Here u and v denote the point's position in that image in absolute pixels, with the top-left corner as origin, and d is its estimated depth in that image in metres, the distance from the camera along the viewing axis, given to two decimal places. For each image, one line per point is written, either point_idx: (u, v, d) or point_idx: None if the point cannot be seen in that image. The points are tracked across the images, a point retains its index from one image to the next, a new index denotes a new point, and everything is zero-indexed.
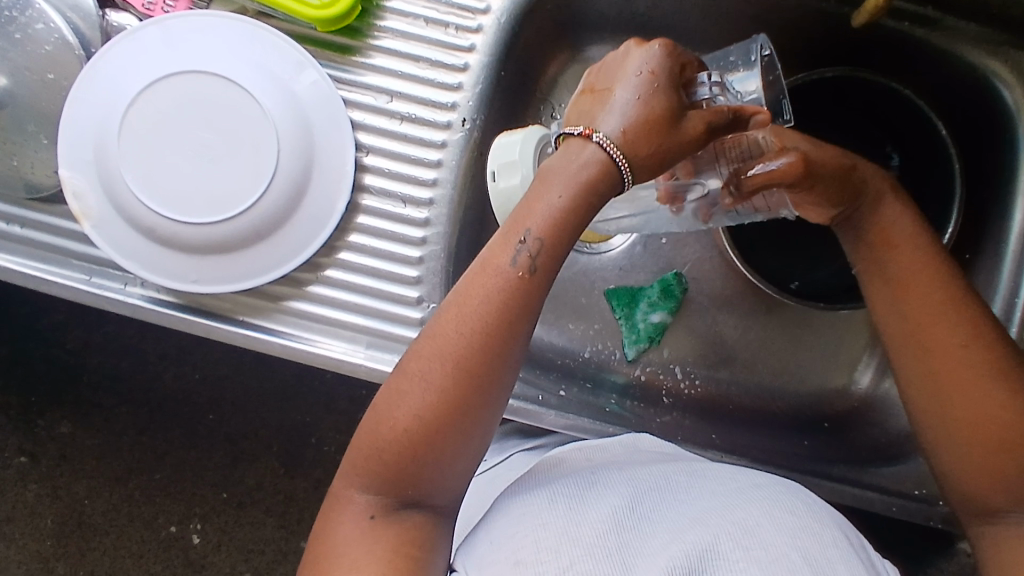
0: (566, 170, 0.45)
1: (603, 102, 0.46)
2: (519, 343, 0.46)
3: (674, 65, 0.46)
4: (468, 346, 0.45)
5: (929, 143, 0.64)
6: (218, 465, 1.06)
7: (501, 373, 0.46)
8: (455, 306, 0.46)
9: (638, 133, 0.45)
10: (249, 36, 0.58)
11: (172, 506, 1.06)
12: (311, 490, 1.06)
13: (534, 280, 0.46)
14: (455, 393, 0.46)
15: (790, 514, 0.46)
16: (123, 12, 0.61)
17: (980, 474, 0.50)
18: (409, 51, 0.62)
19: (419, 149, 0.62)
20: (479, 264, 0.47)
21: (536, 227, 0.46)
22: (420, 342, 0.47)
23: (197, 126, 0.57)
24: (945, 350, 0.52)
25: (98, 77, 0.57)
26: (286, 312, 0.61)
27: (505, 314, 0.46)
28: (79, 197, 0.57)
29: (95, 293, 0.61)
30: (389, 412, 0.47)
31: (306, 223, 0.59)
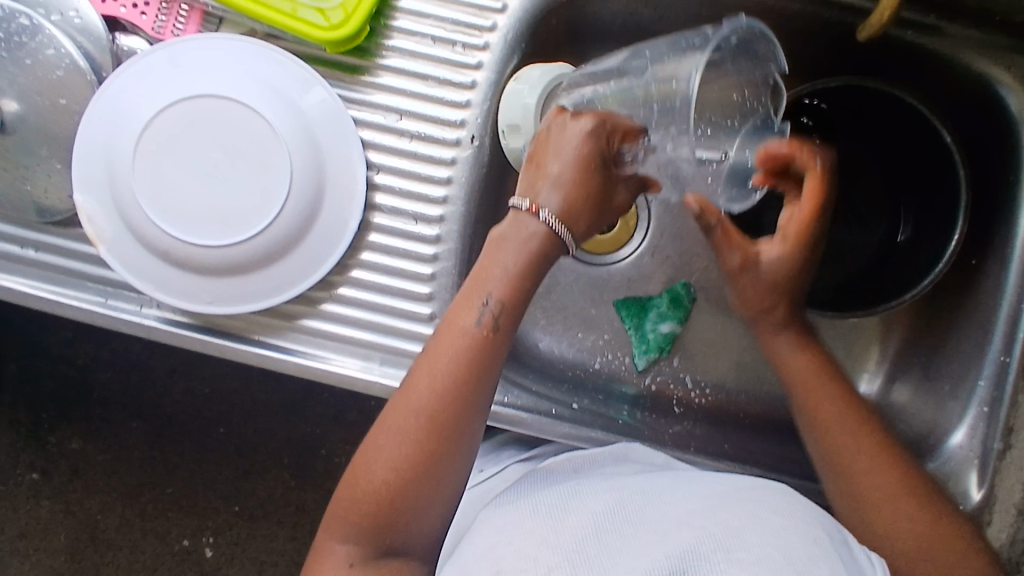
0: (515, 237, 0.54)
1: (546, 177, 0.55)
2: (485, 394, 0.51)
3: (604, 142, 0.56)
4: (441, 399, 0.51)
5: (934, 151, 0.63)
6: (229, 477, 1.07)
7: (470, 424, 0.51)
8: (424, 365, 0.52)
9: (579, 209, 0.55)
10: (258, 56, 0.59)
11: (184, 519, 1.07)
12: (322, 502, 1.07)
13: (495, 334, 0.52)
14: (428, 443, 0.50)
15: (773, 514, 0.46)
16: (133, 36, 0.61)
17: (910, 558, 0.53)
18: (416, 69, 0.62)
19: (429, 167, 0.63)
20: (445, 324, 0.52)
21: (494, 287, 0.52)
22: (392, 401, 0.52)
23: (201, 158, 0.57)
24: (852, 442, 0.58)
25: (109, 100, 0.57)
26: (299, 330, 0.62)
27: (471, 366, 0.51)
28: (92, 220, 0.58)
29: (110, 315, 0.61)
30: (369, 465, 0.51)
31: (317, 241, 0.60)
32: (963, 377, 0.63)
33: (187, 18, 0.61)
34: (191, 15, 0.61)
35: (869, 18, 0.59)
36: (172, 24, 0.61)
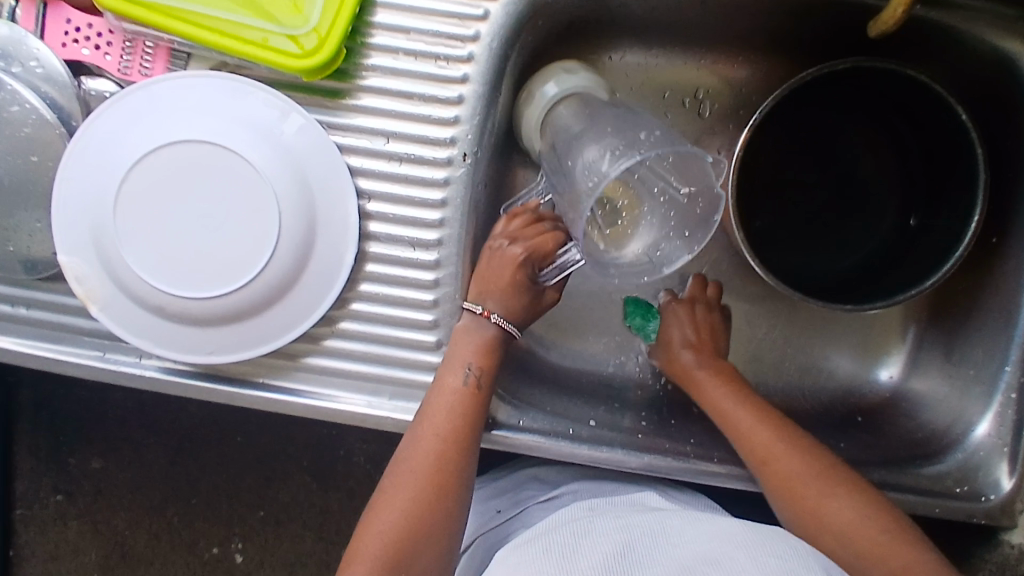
0: (478, 328, 0.59)
1: (495, 288, 0.61)
2: (476, 450, 0.57)
3: (534, 265, 0.62)
4: (444, 447, 0.55)
5: (948, 126, 0.58)
6: (252, 485, 1.07)
7: (468, 467, 0.57)
8: (418, 428, 0.56)
9: (521, 313, 0.63)
10: (231, 91, 0.56)
11: (212, 527, 1.07)
12: (345, 501, 1.07)
13: (479, 394, 0.58)
14: (430, 495, 0.55)
15: (776, 558, 0.45)
16: (100, 78, 0.58)
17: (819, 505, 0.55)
18: (400, 88, 0.59)
19: (421, 189, 0.60)
20: (433, 390, 0.57)
21: (471, 355, 0.58)
22: (393, 464, 0.57)
23: (179, 213, 0.55)
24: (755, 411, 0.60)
25: (83, 154, 0.55)
26: (304, 369, 0.61)
27: (463, 423, 0.56)
28: (81, 281, 0.56)
29: (110, 369, 0.60)
30: (377, 522, 0.54)
31: (315, 280, 0.58)
32: (987, 362, 0.62)
33: (153, 55, 0.58)
34: (157, 53, 0.58)
35: (877, 16, 0.55)
36: (139, 63, 0.58)
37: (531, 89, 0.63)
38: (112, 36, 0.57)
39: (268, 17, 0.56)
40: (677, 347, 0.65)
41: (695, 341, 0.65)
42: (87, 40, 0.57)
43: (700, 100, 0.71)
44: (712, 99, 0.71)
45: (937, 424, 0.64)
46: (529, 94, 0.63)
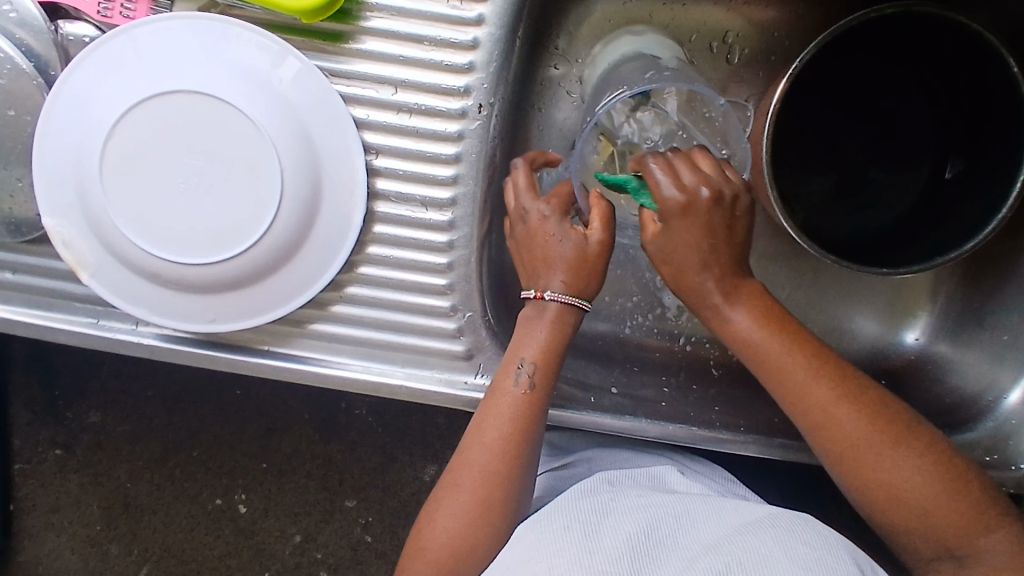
0: (541, 321, 0.54)
1: (546, 263, 0.54)
2: (532, 453, 0.54)
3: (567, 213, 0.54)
4: (496, 454, 0.53)
5: (999, 79, 0.53)
6: (254, 437, 1.05)
7: (524, 472, 0.53)
8: (473, 434, 0.54)
9: (579, 278, 0.53)
10: (221, 34, 0.51)
11: (214, 479, 1.05)
12: (348, 453, 1.05)
13: (537, 401, 0.54)
14: (483, 509, 0.52)
15: (801, 544, 0.44)
16: (78, 22, 0.53)
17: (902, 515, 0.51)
18: (408, 31, 0.54)
19: (432, 144, 0.55)
20: (491, 392, 0.54)
21: (530, 363, 0.53)
22: (449, 469, 0.55)
23: (179, 184, 0.51)
24: (831, 413, 0.51)
25: (66, 106, 0.51)
26: (312, 336, 0.58)
27: (517, 433, 0.53)
28: (70, 246, 0.52)
29: (106, 336, 0.57)
30: (432, 530, 0.53)
31: (322, 242, 0.54)
32: None
33: None
34: None
35: None
36: (120, 3, 0.52)
37: (607, 42, 0.63)
38: None
39: None
40: (686, 253, 0.51)
41: (714, 256, 0.51)
42: None
43: (728, 45, 0.66)
44: (743, 44, 0.66)
45: (967, 391, 0.62)
46: (601, 45, 0.63)
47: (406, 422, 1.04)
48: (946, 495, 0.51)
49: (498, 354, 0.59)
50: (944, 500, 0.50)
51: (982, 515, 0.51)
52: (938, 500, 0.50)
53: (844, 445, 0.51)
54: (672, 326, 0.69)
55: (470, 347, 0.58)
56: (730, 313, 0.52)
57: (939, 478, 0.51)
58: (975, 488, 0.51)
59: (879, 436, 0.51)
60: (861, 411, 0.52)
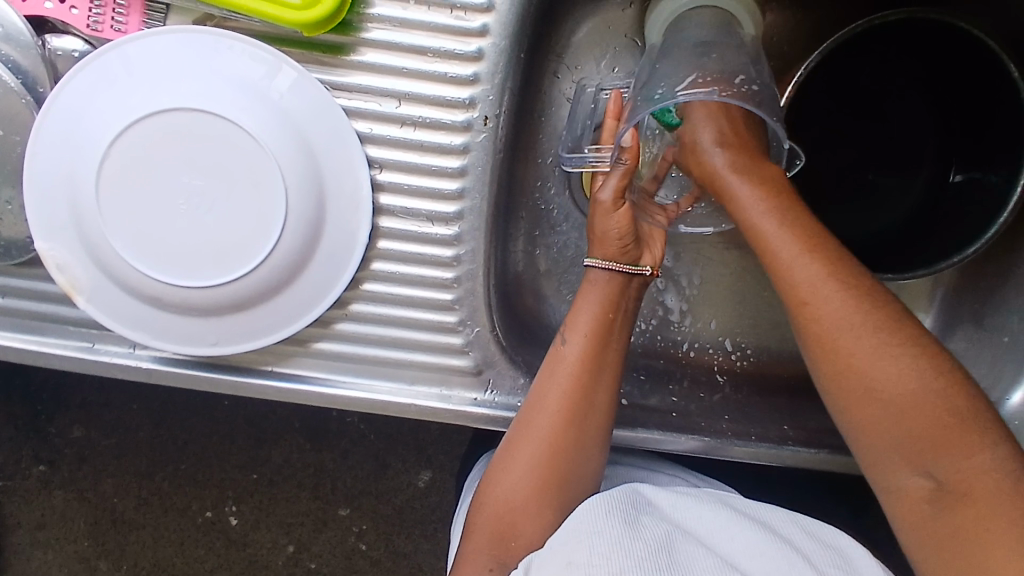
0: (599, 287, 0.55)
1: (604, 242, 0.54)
2: (592, 422, 0.54)
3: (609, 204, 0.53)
4: (557, 421, 0.53)
5: (1003, 86, 0.54)
6: (243, 447, 1.02)
7: (587, 440, 0.54)
8: (535, 402, 0.54)
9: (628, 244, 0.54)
10: (217, 48, 0.49)
11: (204, 491, 1.02)
12: (340, 461, 1.03)
13: (600, 364, 0.54)
14: (555, 478, 0.54)
15: (834, 567, 0.44)
16: (65, 36, 0.51)
17: (884, 428, 0.47)
18: (411, 42, 0.52)
19: (437, 158, 0.54)
20: (550, 359, 0.54)
21: (594, 331, 0.54)
22: (507, 439, 0.55)
23: (191, 195, 0.49)
24: (829, 305, 0.47)
25: (57, 127, 0.49)
26: (316, 355, 0.56)
27: (578, 397, 0.53)
28: (65, 270, 0.50)
29: (102, 361, 0.55)
30: (501, 496, 0.54)
31: (329, 257, 0.53)
32: None
33: (127, 8, 0.50)
34: (131, 4, 0.50)
35: None
36: (111, 16, 0.50)
37: None
38: None
39: None
40: (702, 144, 0.50)
41: (722, 136, 0.49)
42: None
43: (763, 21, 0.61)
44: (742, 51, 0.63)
45: None
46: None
47: (398, 428, 1.02)
48: (933, 403, 0.46)
49: (507, 370, 0.58)
50: (932, 409, 0.46)
51: (972, 430, 0.46)
52: (925, 409, 0.46)
53: (830, 332, 0.47)
54: (675, 332, 0.69)
55: (477, 363, 0.58)
56: (730, 179, 0.48)
57: (933, 386, 0.46)
58: (966, 402, 0.46)
59: (874, 329, 0.47)
60: (857, 298, 0.47)
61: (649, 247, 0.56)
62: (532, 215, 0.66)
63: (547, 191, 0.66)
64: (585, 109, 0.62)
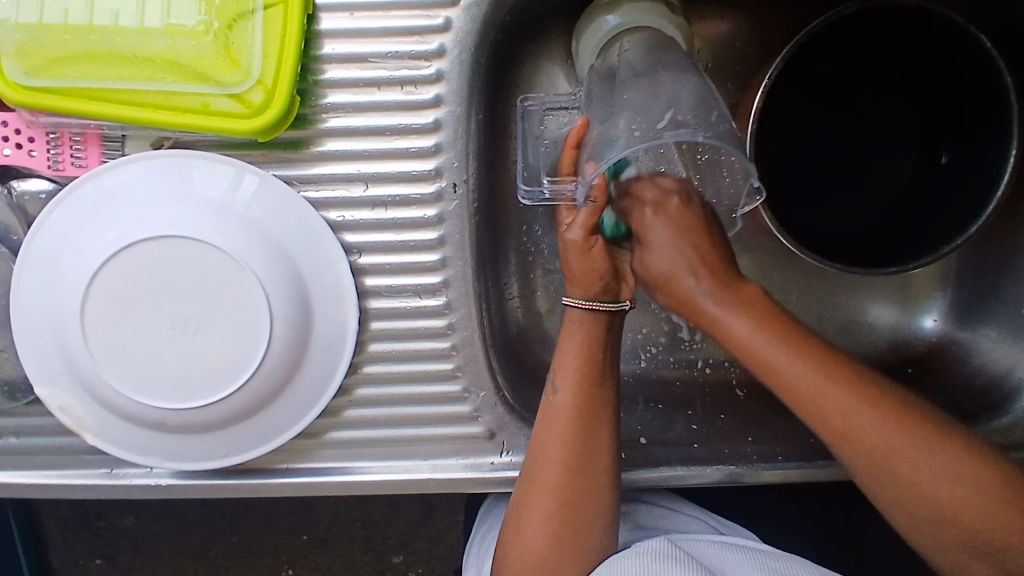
0: (581, 325, 0.54)
1: (576, 277, 0.54)
2: (597, 465, 0.53)
3: (581, 241, 0.52)
4: (565, 472, 0.52)
5: (977, 59, 0.51)
6: (290, 511, 1.02)
7: (598, 486, 0.53)
8: (535, 455, 0.53)
9: (597, 283, 0.54)
10: (183, 170, 0.50)
11: (260, 560, 1.02)
12: (386, 511, 1.02)
13: (595, 406, 0.53)
14: (571, 523, 0.53)
15: None
16: (30, 179, 0.51)
17: (935, 533, 0.47)
18: (368, 124, 0.52)
19: (413, 232, 0.54)
20: (544, 410, 0.54)
21: (582, 375, 0.53)
22: (518, 491, 0.54)
23: (177, 315, 0.49)
24: (842, 421, 0.47)
25: (39, 269, 0.50)
26: (329, 446, 0.56)
27: (582, 444, 0.53)
28: (68, 411, 0.51)
29: (122, 484, 0.55)
30: (521, 552, 0.54)
31: (323, 354, 0.53)
32: None
33: (84, 144, 0.50)
34: (87, 139, 0.50)
35: None
36: (70, 154, 0.50)
37: (599, 11, 0.55)
38: (32, 131, 0.50)
39: (199, 78, 0.47)
40: (672, 270, 0.51)
41: (690, 258, 0.51)
42: (5, 141, 0.50)
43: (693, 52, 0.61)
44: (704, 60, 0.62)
45: (995, 370, 0.60)
46: (600, 9, 0.55)
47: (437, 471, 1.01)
48: (978, 485, 0.46)
49: (520, 428, 0.58)
50: (977, 495, 0.45)
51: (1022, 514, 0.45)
52: (972, 496, 0.45)
53: (855, 443, 0.47)
54: (688, 352, 0.68)
55: (489, 427, 0.57)
56: (715, 312, 0.50)
57: (970, 472, 0.46)
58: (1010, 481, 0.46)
59: (896, 428, 0.47)
60: (866, 399, 0.47)
61: (624, 278, 0.56)
62: (523, 259, 0.65)
63: (535, 233, 0.65)
64: (534, 134, 0.59)
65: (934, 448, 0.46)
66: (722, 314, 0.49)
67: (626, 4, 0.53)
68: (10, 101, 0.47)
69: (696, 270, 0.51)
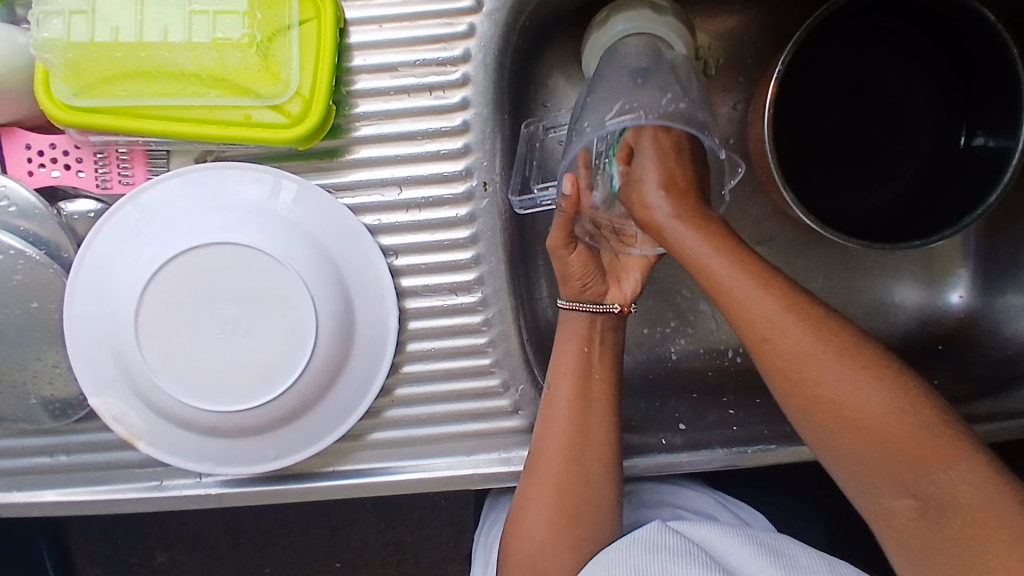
0: (576, 323, 0.56)
1: (563, 282, 0.56)
2: (598, 455, 0.54)
3: (558, 249, 0.54)
4: (567, 459, 0.54)
5: (981, 35, 0.53)
6: (320, 539, 1.00)
7: (601, 475, 0.54)
8: (539, 447, 0.54)
9: (578, 285, 0.55)
10: (222, 181, 0.52)
11: None
12: (418, 533, 1.00)
13: (594, 396, 0.54)
14: (568, 511, 0.53)
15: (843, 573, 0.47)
16: (77, 200, 0.54)
17: (862, 463, 0.44)
18: (400, 130, 0.54)
19: (447, 232, 0.56)
20: (545, 402, 0.55)
21: (577, 367, 0.55)
22: (523, 479, 0.55)
23: (226, 318, 0.51)
24: (767, 327, 0.46)
25: (90, 283, 0.51)
26: (372, 447, 0.57)
27: (584, 431, 0.54)
28: (121, 420, 0.53)
29: (171, 496, 0.56)
30: (521, 541, 0.54)
31: (366, 355, 0.54)
32: None
33: (130, 162, 0.53)
34: (133, 157, 0.53)
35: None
36: (116, 173, 0.53)
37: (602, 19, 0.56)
38: (80, 152, 0.52)
39: (243, 91, 0.50)
40: (647, 190, 0.50)
41: (669, 178, 0.50)
42: (54, 162, 0.52)
43: (702, 61, 0.65)
44: (715, 55, 0.65)
45: None
46: (601, 19, 0.57)
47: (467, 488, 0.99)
48: (906, 412, 0.43)
49: None
50: (901, 420, 0.43)
51: (945, 446, 0.42)
52: (903, 421, 0.43)
53: (785, 357, 0.45)
54: (717, 342, 0.69)
55: (529, 420, 0.58)
56: (672, 224, 0.49)
57: (897, 395, 0.44)
58: (940, 414, 0.43)
59: (824, 349, 0.45)
60: (800, 316, 0.46)
61: (619, 282, 0.57)
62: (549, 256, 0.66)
63: None
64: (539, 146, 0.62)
65: (862, 368, 0.44)
66: (680, 216, 0.49)
67: (630, 11, 0.55)
68: (60, 122, 0.49)
69: (676, 193, 0.50)
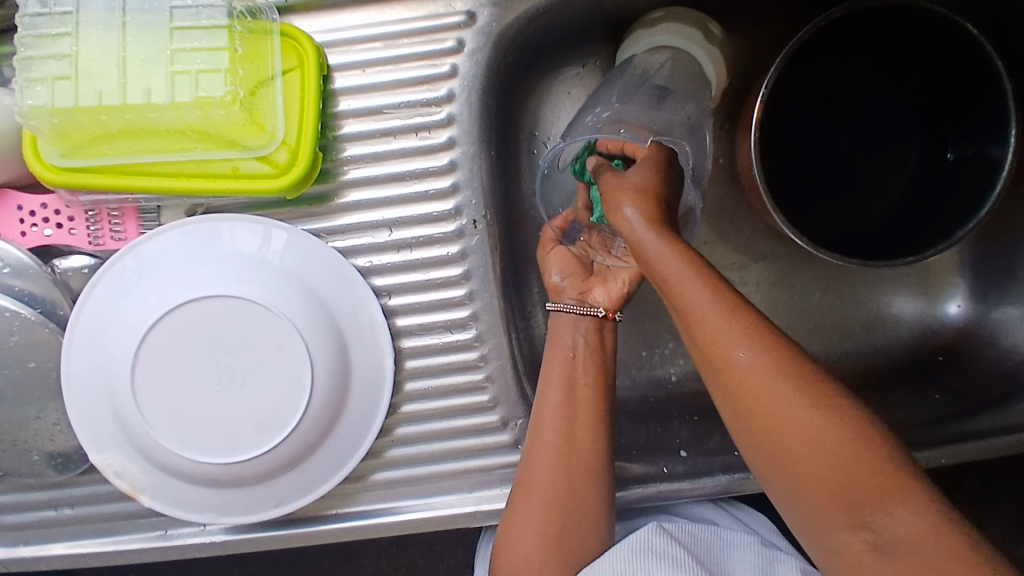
0: (568, 328, 0.55)
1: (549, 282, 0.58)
2: (592, 471, 0.52)
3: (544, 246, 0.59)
4: (557, 475, 0.51)
5: (965, 51, 0.53)
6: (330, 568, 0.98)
7: (593, 491, 0.52)
8: (529, 467, 0.52)
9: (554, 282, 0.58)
10: (214, 232, 0.53)
11: None
12: (430, 557, 0.99)
13: (583, 407, 0.52)
14: (557, 527, 0.51)
15: None
16: (71, 256, 0.54)
17: (818, 498, 0.42)
18: (387, 172, 0.55)
19: (439, 270, 0.56)
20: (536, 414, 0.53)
21: (568, 380, 0.53)
22: (513, 492, 0.53)
23: (221, 368, 0.51)
24: (734, 363, 0.43)
25: (86, 337, 0.52)
26: (374, 487, 0.57)
27: (574, 449, 0.52)
28: (122, 474, 0.53)
29: (177, 544, 0.56)
30: (509, 554, 0.52)
31: (363, 396, 0.54)
32: None
33: (121, 218, 0.54)
34: (125, 214, 0.54)
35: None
36: (108, 228, 0.54)
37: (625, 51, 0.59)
38: (71, 210, 0.53)
39: (229, 144, 0.50)
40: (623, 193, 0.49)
41: (649, 183, 0.49)
42: (46, 222, 0.53)
43: None
44: None
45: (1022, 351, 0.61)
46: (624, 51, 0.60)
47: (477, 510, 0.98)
48: (868, 453, 0.41)
49: None
50: (860, 459, 0.41)
51: (899, 484, 0.41)
52: (859, 460, 0.41)
53: (747, 388, 0.43)
54: None
55: None
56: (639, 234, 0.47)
57: (857, 434, 0.41)
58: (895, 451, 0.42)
59: (794, 386, 0.42)
60: (773, 347, 0.43)
61: (605, 284, 0.56)
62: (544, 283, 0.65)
63: None
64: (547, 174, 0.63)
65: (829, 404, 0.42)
66: (646, 225, 0.47)
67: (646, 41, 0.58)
68: (49, 183, 0.50)
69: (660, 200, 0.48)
